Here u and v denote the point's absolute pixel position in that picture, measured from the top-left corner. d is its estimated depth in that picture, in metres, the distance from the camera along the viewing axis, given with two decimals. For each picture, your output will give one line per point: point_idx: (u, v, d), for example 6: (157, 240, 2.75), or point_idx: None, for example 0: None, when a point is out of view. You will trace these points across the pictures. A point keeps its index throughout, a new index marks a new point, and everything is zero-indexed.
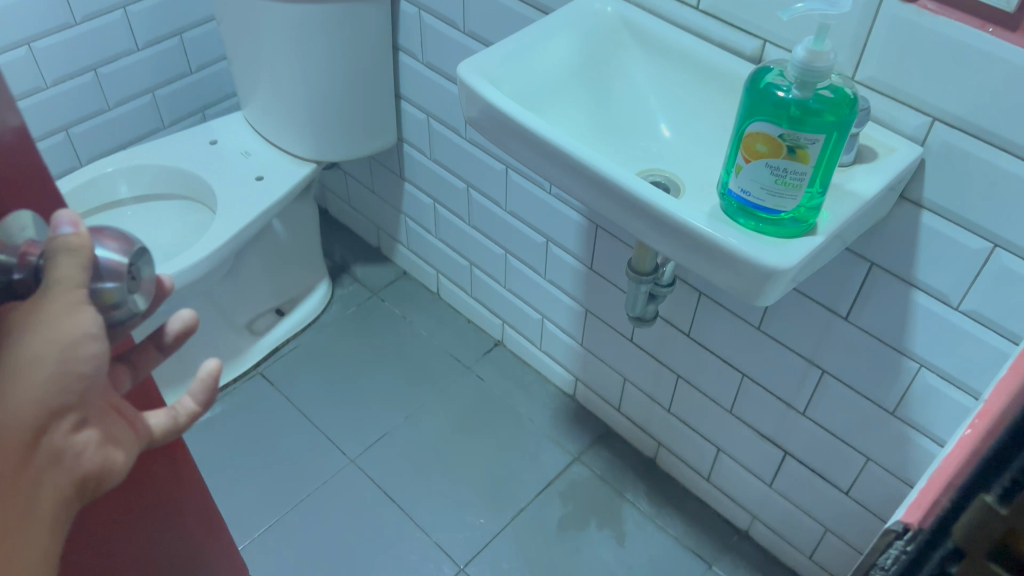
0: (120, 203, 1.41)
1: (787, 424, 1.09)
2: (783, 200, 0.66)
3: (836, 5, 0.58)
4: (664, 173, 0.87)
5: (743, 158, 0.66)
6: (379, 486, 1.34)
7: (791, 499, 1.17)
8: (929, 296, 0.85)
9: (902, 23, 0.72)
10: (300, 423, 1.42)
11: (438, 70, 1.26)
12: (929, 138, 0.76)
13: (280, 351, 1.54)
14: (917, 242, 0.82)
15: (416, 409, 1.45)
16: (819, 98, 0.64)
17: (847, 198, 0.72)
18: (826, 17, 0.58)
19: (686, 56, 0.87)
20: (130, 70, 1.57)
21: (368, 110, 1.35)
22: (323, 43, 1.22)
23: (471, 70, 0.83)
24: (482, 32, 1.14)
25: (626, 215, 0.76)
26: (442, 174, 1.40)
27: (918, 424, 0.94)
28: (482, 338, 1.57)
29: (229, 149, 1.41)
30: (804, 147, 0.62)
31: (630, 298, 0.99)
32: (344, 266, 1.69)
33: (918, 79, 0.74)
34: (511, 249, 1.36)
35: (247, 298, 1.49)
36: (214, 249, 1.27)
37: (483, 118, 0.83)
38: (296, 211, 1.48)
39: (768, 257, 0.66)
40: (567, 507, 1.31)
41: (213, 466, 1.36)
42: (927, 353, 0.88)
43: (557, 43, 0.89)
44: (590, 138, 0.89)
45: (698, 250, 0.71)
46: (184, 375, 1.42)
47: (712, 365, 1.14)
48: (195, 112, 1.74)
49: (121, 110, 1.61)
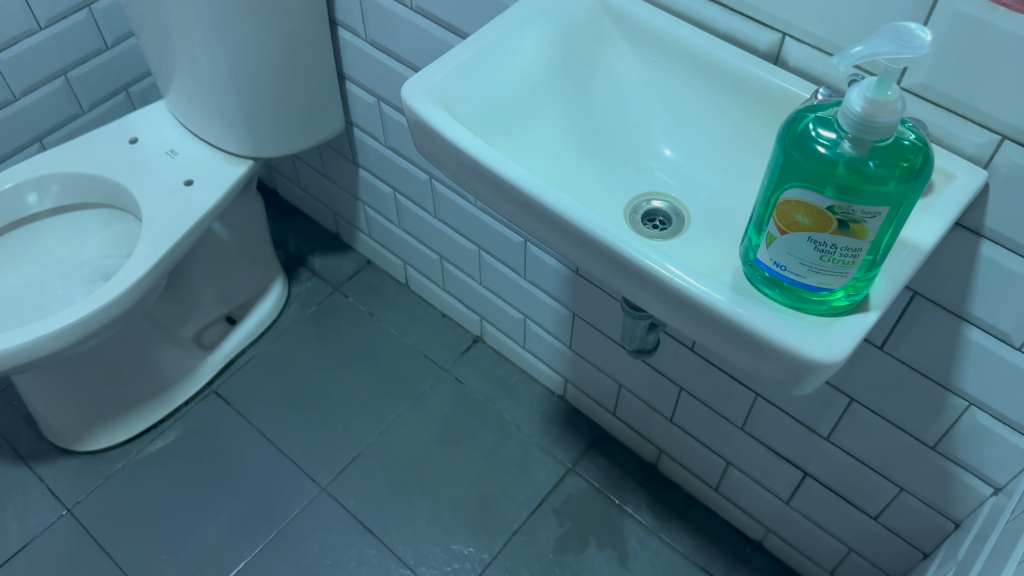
0: (34, 216, 1.22)
1: (807, 447, 0.97)
2: (828, 277, 0.52)
3: (910, 46, 0.46)
4: (665, 199, 0.72)
5: (777, 227, 0.52)
6: (356, 516, 1.22)
7: (810, 518, 1.06)
8: (984, 333, 0.71)
9: (967, 20, 0.56)
10: (264, 448, 1.29)
11: (385, 50, 1.08)
12: (996, 159, 0.60)
13: (235, 364, 1.39)
14: (972, 275, 0.68)
15: (391, 422, 1.32)
16: (877, 157, 0.50)
17: (900, 249, 0.57)
18: (895, 61, 0.47)
19: (685, 54, 0.70)
20: (33, 54, 1.32)
21: (307, 97, 1.17)
22: (246, 28, 1.03)
23: (419, 91, 0.66)
24: (434, 9, 0.96)
25: (622, 281, 0.60)
26: (401, 164, 1.23)
27: (964, 461, 0.81)
28: (460, 335, 1.43)
29: (153, 149, 1.22)
30: (860, 222, 0.48)
31: (627, 330, 0.85)
32: (301, 258, 1.53)
33: (986, 89, 0.58)
34: (485, 245, 1.21)
35: (191, 310, 1.33)
36: (143, 273, 1.09)
37: (439, 154, 0.66)
38: (239, 211, 1.30)
39: (810, 348, 0.51)
40: (563, 527, 1.20)
41: (171, 505, 1.23)
42: (978, 391, 0.75)
43: (525, 43, 0.72)
44: (570, 161, 0.74)
45: (718, 332, 0.56)
46: (129, 402, 1.28)
47: (719, 381, 1.01)
48: (118, 92, 1.48)
49: (30, 100, 1.36)
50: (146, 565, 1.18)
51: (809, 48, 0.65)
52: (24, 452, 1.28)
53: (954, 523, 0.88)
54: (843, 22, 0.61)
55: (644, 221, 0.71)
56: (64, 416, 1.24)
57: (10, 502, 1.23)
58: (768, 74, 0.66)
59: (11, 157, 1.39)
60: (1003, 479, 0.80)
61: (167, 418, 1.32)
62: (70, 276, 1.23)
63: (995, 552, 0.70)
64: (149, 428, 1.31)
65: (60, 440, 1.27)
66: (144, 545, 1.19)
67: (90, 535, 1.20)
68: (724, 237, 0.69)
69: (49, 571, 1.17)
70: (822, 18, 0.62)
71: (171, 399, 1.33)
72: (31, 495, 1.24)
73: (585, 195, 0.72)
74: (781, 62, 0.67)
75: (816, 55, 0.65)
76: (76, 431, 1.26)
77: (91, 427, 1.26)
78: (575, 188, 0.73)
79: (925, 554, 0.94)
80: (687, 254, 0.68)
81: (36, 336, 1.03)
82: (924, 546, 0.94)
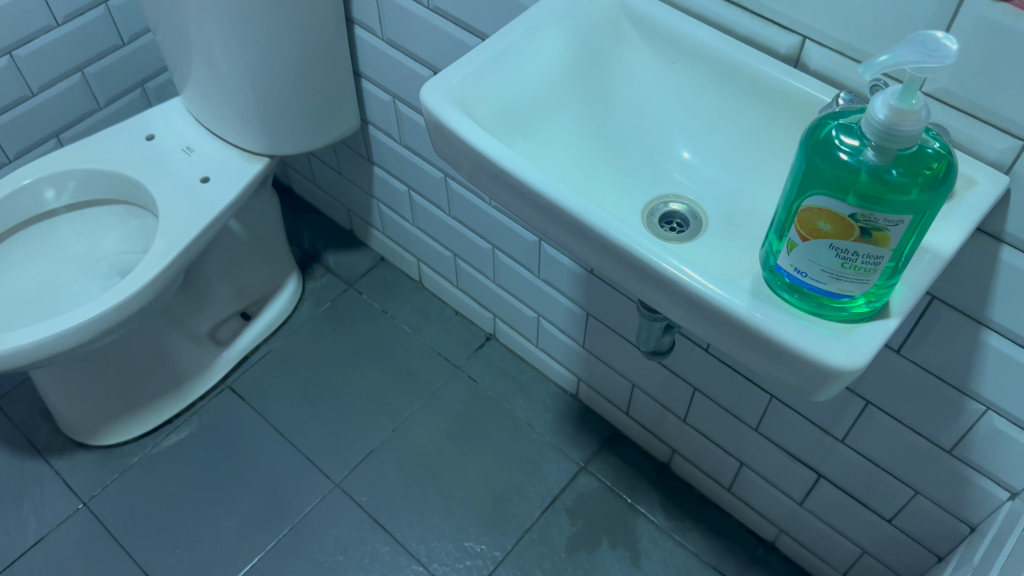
0: (52, 213, 1.23)
1: (822, 449, 0.97)
2: (849, 284, 0.52)
3: (935, 55, 0.46)
4: (683, 202, 0.72)
5: (798, 233, 0.52)
6: (369, 512, 1.22)
7: (824, 519, 1.06)
8: (1003, 338, 0.71)
9: (990, 26, 0.55)
10: (277, 443, 1.30)
11: (402, 49, 1.08)
12: (1018, 165, 0.60)
13: (250, 360, 1.40)
14: (992, 280, 0.67)
15: (405, 419, 1.32)
16: (900, 165, 0.50)
17: (921, 256, 0.57)
18: (921, 70, 0.47)
19: (704, 57, 0.70)
20: (51, 50, 1.32)
21: (323, 95, 1.17)
22: (263, 27, 1.03)
23: (438, 91, 0.66)
24: (451, 9, 0.96)
25: (641, 287, 0.60)
26: (415, 162, 1.23)
27: (980, 466, 0.81)
28: (473, 333, 1.43)
29: (170, 145, 1.23)
30: (882, 229, 0.49)
31: (643, 332, 0.85)
32: (316, 254, 1.54)
33: (1008, 94, 0.57)
34: (499, 244, 1.22)
35: (206, 306, 1.34)
36: (160, 270, 1.10)
37: (457, 155, 0.66)
38: (254, 208, 1.31)
39: (829, 354, 0.51)
40: (576, 526, 1.20)
41: (185, 499, 1.24)
42: (996, 397, 0.75)
43: (544, 45, 0.72)
44: (587, 165, 0.74)
45: (737, 338, 0.55)
46: (144, 398, 1.29)
47: (734, 383, 1.01)
48: (134, 87, 1.49)
49: (47, 95, 1.37)
50: (161, 558, 1.18)
51: (830, 52, 0.64)
52: (41, 446, 1.29)
53: (969, 527, 0.88)
54: (864, 26, 0.61)
55: (661, 223, 0.71)
56: (80, 411, 1.25)
57: (27, 496, 1.24)
58: (788, 78, 0.65)
59: (29, 152, 1.40)
60: (1020, 485, 0.79)
61: (182, 414, 1.33)
62: (86, 272, 1.23)
63: (1012, 558, 0.70)
64: (164, 423, 1.32)
65: (76, 435, 1.28)
66: (159, 539, 1.20)
67: (105, 528, 1.21)
68: (742, 242, 0.69)
69: (65, 565, 1.17)
70: (843, 21, 0.62)
71: (186, 395, 1.33)
72: (48, 489, 1.25)
73: (602, 199, 0.72)
74: (801, 66, 0.67)
75: (837, 60, 0.64)
76: (93, 426, 1.27)
77: (106, 422, 1.27)
78: (591, 192, 0.73)
79: (940, 557, 0.94)
80: (705, 257, 0.68)
81: (55, 332, 1.03)
82: (939, 550, 0.94)
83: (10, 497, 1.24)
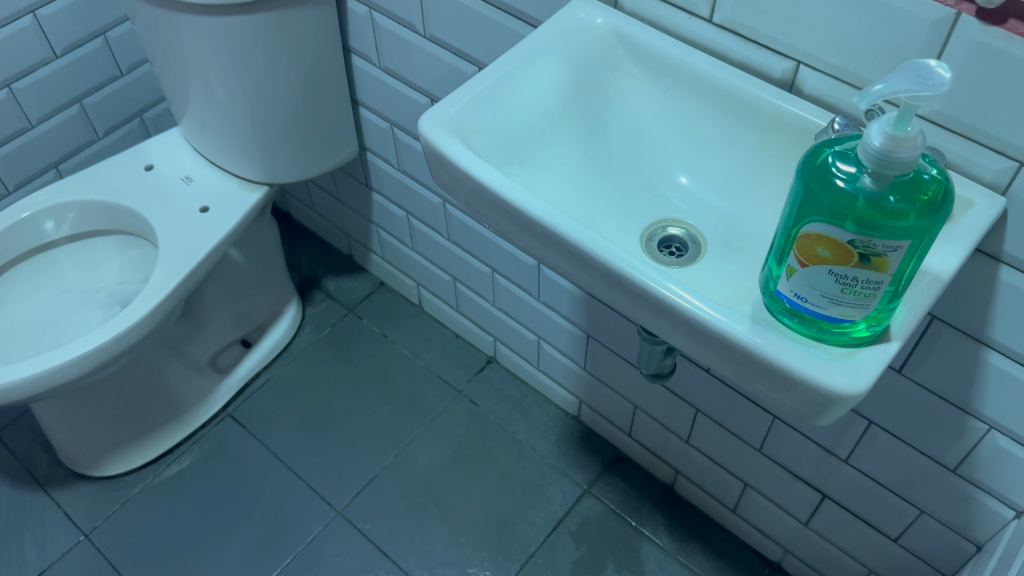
0: (51, 244, 1.23)
1: (825, 470, 0.97)
2: (849, 309, 0.52)
3: (929, 83, 0.47)
4: (681, 226, 0.72)
5: (798, 259, 0.52)
6: (372, 540, 1.22)
7: (829, 539, 1.05)
8: (1004, 357, 0.71)
9: (983, 50, 0.55)
10: (279, 472, 1.29)
11: (399, 77, 1.08)
12: (1015, 185, 0.60)
13: (251, 387, 1.40)
14: (992, 299, 0.68)
15: (406, 445, 1.32)
16: (897, 192, 0.50)
17: (920, 278, 0.57)
18: (916, 99, 0.48)
19: (699, 81, 0.70)
20: (50, 82, 1.33)
21: (321, 124, 1.17)
22: (260, 56, 1.04)
23: (436, 122, 0.67)
24: (447, 38, 0.96)
25: (641, 314, 0.60)
26: (414, 187, 1.24)
27: (984, 484, 0.81)
28: (474, 356, 1.43)
29: (169, 175, 1.23)
30: (881, 255, 0.49)
31: (644, 355, 0.85)
32: (316, 280, 1.54)
33: (1004, 116, 0.57)
34: (499, 268, 1.22)
35: (206, 334, 1.34)
36: (161, 300, 1.10)
37: (455, 184, 0.67)
38: (254, 235, 1.31)
39: (831, 379, 0.51)
40: (580, 550, 1.19)
41: (187, 529, 1.23)
42: (1000, 417, 0.75)
43: (540, 73, 0.73)
44: (585, 192, 0.74)
45: (738, 363, 0.55)
46: (144, 428, 1.28)
47: (737, 405, 1.01)
48: (133, 118, 1.49)
49: (46, 127, 1.37)
50: None
51: (825, 76, 0.65)
52: (41, 477, 1.29)
53: (975, 546, 0.87)
54: (857, 50, 0.62)
55: (660, 248, 0.72)
56: (81, 442, 1.24)
57: (28, 529, 1.23)
58: (783, 103, 0.66)
59: (28, 184, 1.41)
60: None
61: (183, 442, 1.33)
62: (86, 303, 1.23)
63: None
64: (165, 453, 1.31)
65: (77, 465, 1.27)
66: (161, 569, 1.19)
67: (106, 560, 1.20)
68: (741, 267, 0.69)
69: None
70: (837, 46, 0.63)
71: (187, 423, 1.33)
72: (49, 521, 1.24)
73: (600, 226, 0.72)
74: (796, 90, 0.67)
75: (832, 84, 0.65)
76: (94, 456, 1.26)
77: (106, 452, 1.26)
78: (590, 220, 0.73)
79: None
80: (705, 282, 0.68)
81: (56, 364, 1.03)
82: (945, 568, 0.93)
83: (11, 530, 1.23)
